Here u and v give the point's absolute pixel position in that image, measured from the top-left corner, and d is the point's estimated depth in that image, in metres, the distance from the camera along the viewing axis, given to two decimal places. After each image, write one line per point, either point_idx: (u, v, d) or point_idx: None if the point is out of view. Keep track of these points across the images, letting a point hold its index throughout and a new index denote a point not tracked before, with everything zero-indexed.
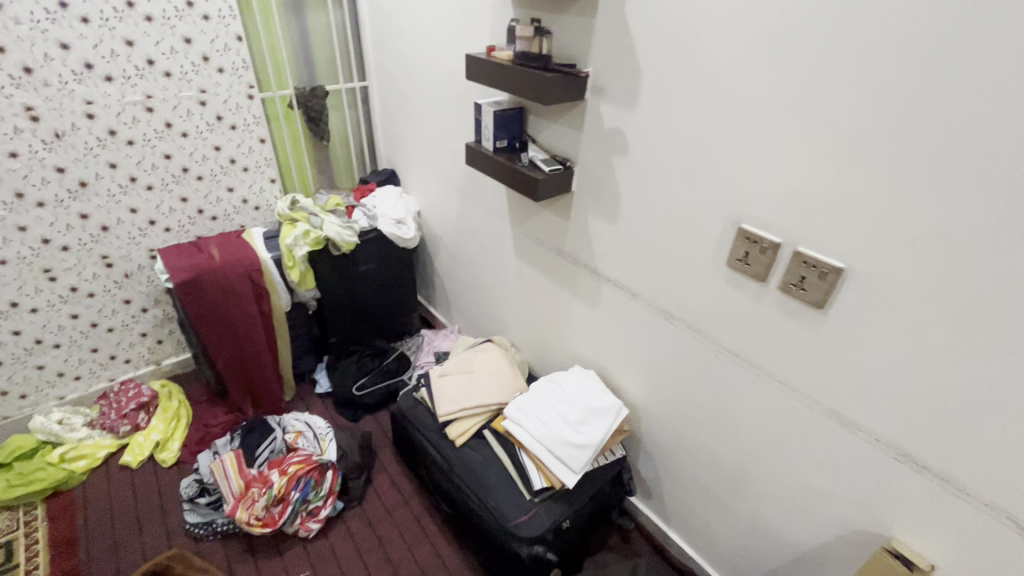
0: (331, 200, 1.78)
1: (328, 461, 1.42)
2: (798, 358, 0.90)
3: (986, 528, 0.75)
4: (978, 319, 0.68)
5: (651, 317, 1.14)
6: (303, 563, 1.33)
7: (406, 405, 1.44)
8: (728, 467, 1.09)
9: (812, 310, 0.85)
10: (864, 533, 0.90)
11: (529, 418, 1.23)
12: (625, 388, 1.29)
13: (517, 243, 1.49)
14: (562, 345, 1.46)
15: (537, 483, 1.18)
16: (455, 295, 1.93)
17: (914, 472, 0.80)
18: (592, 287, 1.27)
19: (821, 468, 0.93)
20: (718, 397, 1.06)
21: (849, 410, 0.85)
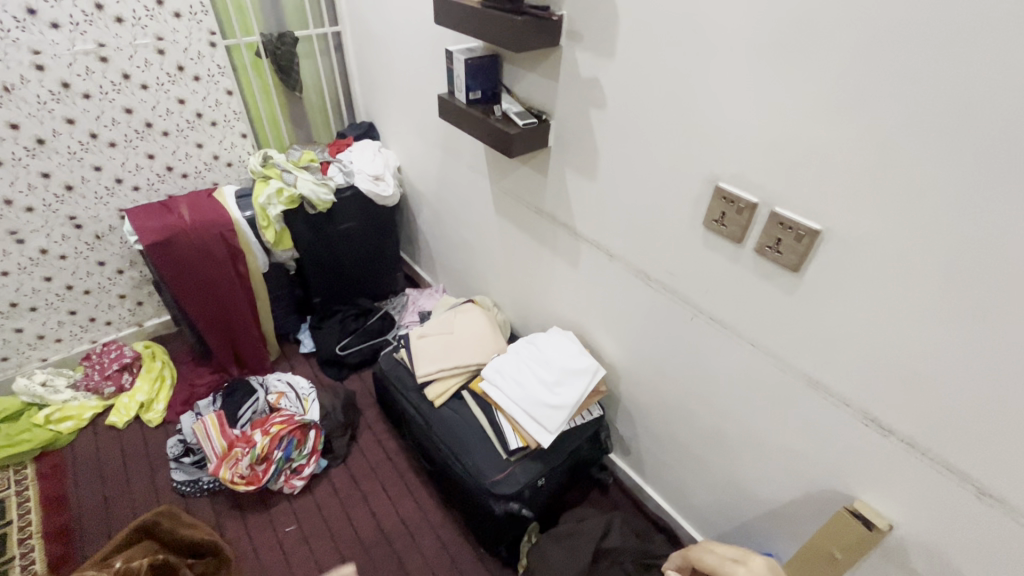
0: (305, 155, 1.71)
1: (310, 421, 1.44)
2: (771, 322, 0.88)
3: (949, 492, 0.75)
4: (954, 286, 0.65)
5: (629, 278, 1.11)
6: (289, 517, 1.37)
7: (386, 366, 1.44)
8: (703, 427, 1.10)
9: (787, 273, 0.82)
10: (829, 492, 0.91)
11: (505, 379, 1.23)
12: (604, 349, 1.28)
13: (496, 200, 1.44)
14: (543, 306, 1.44)
15: (513, 443, 1.19)
16: (439, 253, 1.90)
17: (880, 436, 0.80)
18: (571, 247, 1.23)
19: (793, 430, 0.92)
20: (695, 359, 1.05)
21: (819, 374, 0.84)
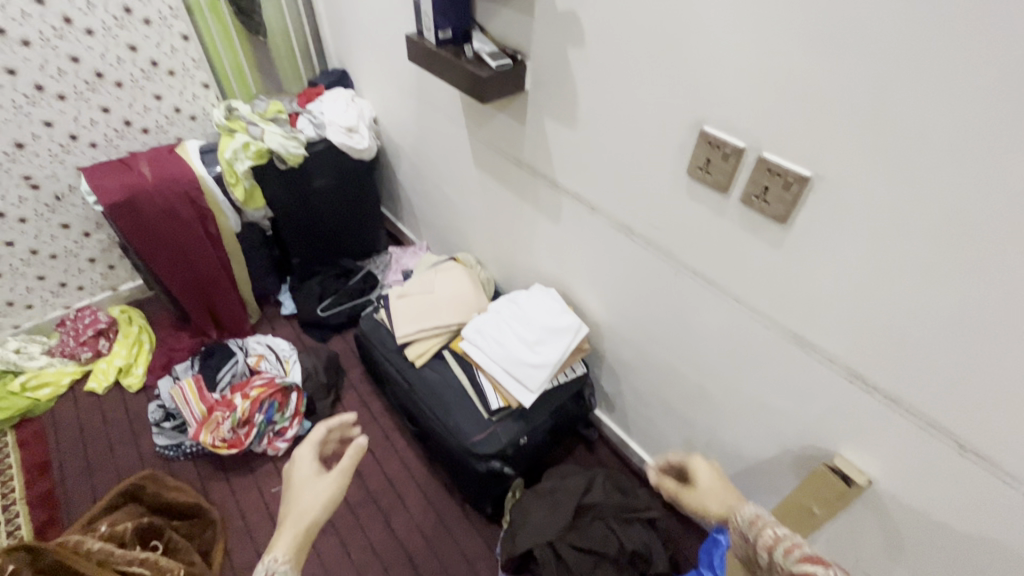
0: (271, 106, 1.61)
1: (291, 384, 1.42)
2: (757, 276, 0.83)
3: (930, 449, 0.73)
4: (950, 237, 0.60)
5: (611, 233, 1.06)
6: (274, 479, 1.37)
7: (366, 327, 1.40)
8: (686, 384, 1.08)
9: (773, 224, 0.77)
10: (810, 448, 0.90)
11: (485, 339, 1.21)
12: (587, 306, 1.24)
13: (476, 151, 1.35)
14: (526, 263, 1.39)
15: (493, 402, 1.17)
16: (421, 209, 1.82)
17: (864, 392, 0.77)
18: (552, 201, 1.17)
19: (775, 386, 0.90)
20: (679, 315, 1.01)
21: (804, 330, 0.81)
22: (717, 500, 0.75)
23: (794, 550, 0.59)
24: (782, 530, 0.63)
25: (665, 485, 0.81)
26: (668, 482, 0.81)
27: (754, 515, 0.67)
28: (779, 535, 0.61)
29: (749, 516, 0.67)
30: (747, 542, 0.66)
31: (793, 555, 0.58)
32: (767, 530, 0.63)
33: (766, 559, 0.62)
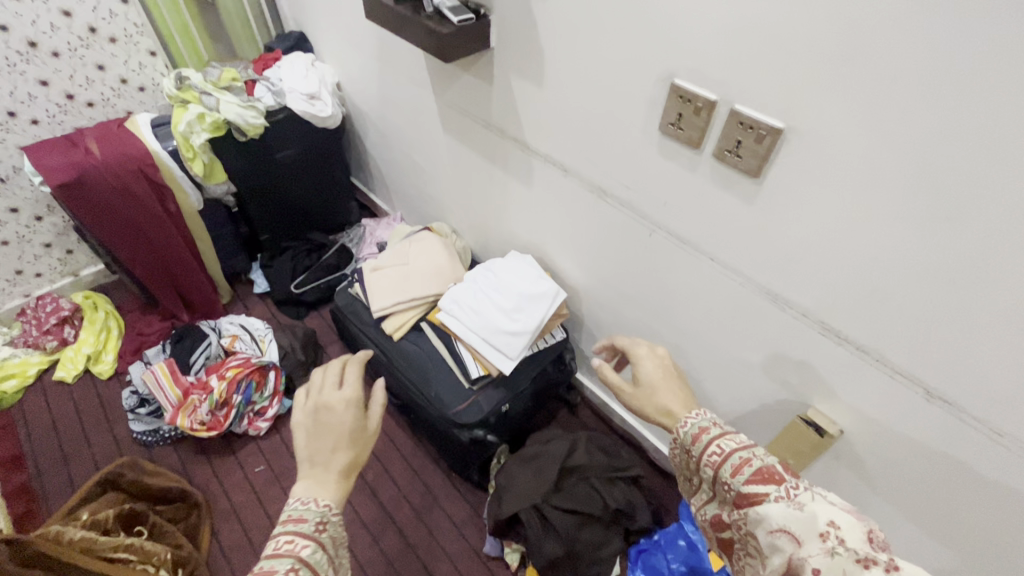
0: (225, 74, 1.52)
1: (268, 363, 1.39)
2: (730, 234, 0.82)
3: (901, 397, 0.74)
4: (922, 185, 0.60)
5: (585, 195, 1.03)
6: (257, 459, 1.36)
7: (342, 302, 1.38)
8: (664, 344, 1.08)
9: (746, 179, 0.75)
10: (785, 402, 0.92)
11: (462, 309, 1.19)
12: (564, 271, 1.23)
13: (444, 115, 1.30)
14: (500, 230, 1.37)
15: (473, 371, 1.16)
16: (392, 179, 1.77)
17: (837, 344, 0.78)
18: (524, 164, 1.14)
19: (749, 343, 0.91)
20: (655, 277, 1.00)
21: (777, 286, 0.81)
22: (652, 397, 0.75)
23: (744, 469, 0.60)
24: (727, 443, 0.64)
25: (611, 381, 0.80)
26: (616, 379, 0.80)
27: (698, 429, 0.67)
28: (727, 451, 0.63)
29: (692, 430, 0.67)
30: (688, 454, 0.68)
31: (742, 475, 0.60)
32: (712, 446, 0.64)
33: (709, 474, 0.64)
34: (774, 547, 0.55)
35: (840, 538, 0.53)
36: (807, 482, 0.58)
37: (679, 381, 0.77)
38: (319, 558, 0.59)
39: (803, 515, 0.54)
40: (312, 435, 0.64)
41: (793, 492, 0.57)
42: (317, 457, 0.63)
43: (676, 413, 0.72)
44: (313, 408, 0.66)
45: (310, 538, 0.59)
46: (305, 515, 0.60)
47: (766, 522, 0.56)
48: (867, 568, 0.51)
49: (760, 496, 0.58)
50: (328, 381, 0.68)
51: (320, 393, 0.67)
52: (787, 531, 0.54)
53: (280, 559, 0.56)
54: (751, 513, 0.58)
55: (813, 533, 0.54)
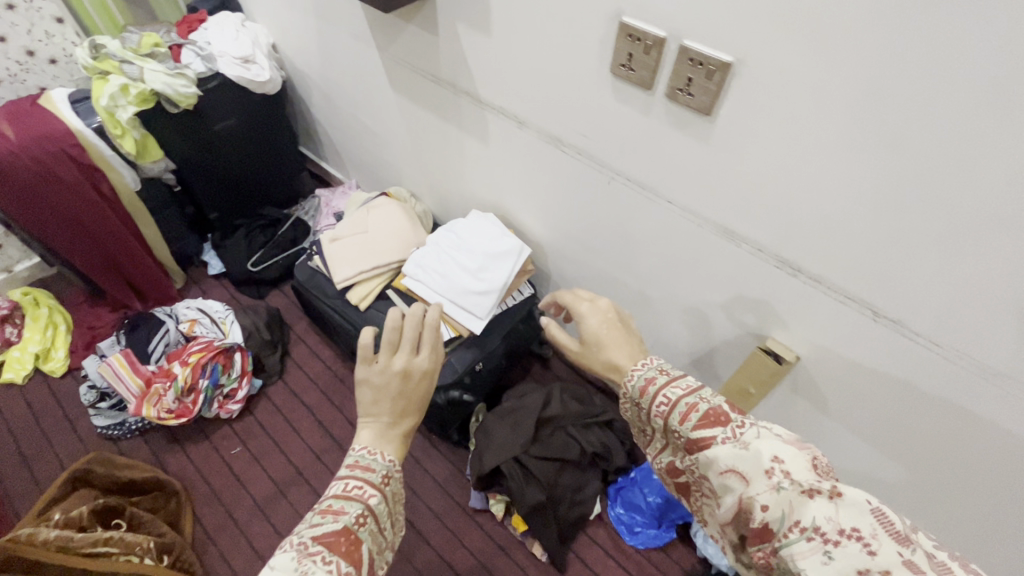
0: (145, 38, 1.38)
1: (232, 344, 1.35)
2: (685, 176, 0.83)
3: (850, 320, 0.78)
4: (866, 108, 0.61)
5: (541, 147, 1.01)
6: (232, 441, 1.34)
7: (303, 277, 1.34)
8: (629, 291, 1.10)
9: (699, 117, 0.75)
10: (746, 335, 0.95)
11: (427, 273, 1.17)
12: (527, 227, 1.22)
13: (390, 72, 1.24)
14: (459, 190, 1.34)
15: (445, 334, 1.16)
16: (343, 145, 1.69)
17: (790, 276, 0.81)
18: (477, 119, 1.10)
19: (709, 282, 0.93)
20: (616, 225, 1.00)
21: (733, 224, 0.82)
22: (599, 355, 0.76)
23: (691, 415, 0.63)
24: (673, 391, 0.66)
25: (559, 339, 0.82)
26: (564, 336, 0.82)
27: (645, 380, 0.69)
28: (673, 399, 0.65)
29: (640, 383, 0.70)
30: (638, 406, 0.71)
31: (690, 422, 0.63)
32: (660, 396, 0.67)
33: (660, 423, 0.67)
34: (725, 488, 0.57)
35: (784, 470, 0.53)
36: (751, 419, 0.61)
37: (625, 333, 0.77)
38: (382, 507, 0.63)
39: (748, 453, 0.56)
40: (384, 398, 0.65)
41: (739, 431, 0.59)
42: (384, 419, 0.66)
43: (623, 366, 0.73)
44: (386, 369, 0.66)
45: (376, 488, 0.63)
46: (372, 465, 0.64)
47: (716, 464, 0.58)
48: (813, 497, 0.51)
49: (708, 439, 0.61)
50: (405, 348, 0.68)
51: (397, 358, 0.66)
52: (735, 470, 0.56)
53: (350, 502, 0.61)
54: (702, 456, 0.60)
55: (758, 470, 0.55)
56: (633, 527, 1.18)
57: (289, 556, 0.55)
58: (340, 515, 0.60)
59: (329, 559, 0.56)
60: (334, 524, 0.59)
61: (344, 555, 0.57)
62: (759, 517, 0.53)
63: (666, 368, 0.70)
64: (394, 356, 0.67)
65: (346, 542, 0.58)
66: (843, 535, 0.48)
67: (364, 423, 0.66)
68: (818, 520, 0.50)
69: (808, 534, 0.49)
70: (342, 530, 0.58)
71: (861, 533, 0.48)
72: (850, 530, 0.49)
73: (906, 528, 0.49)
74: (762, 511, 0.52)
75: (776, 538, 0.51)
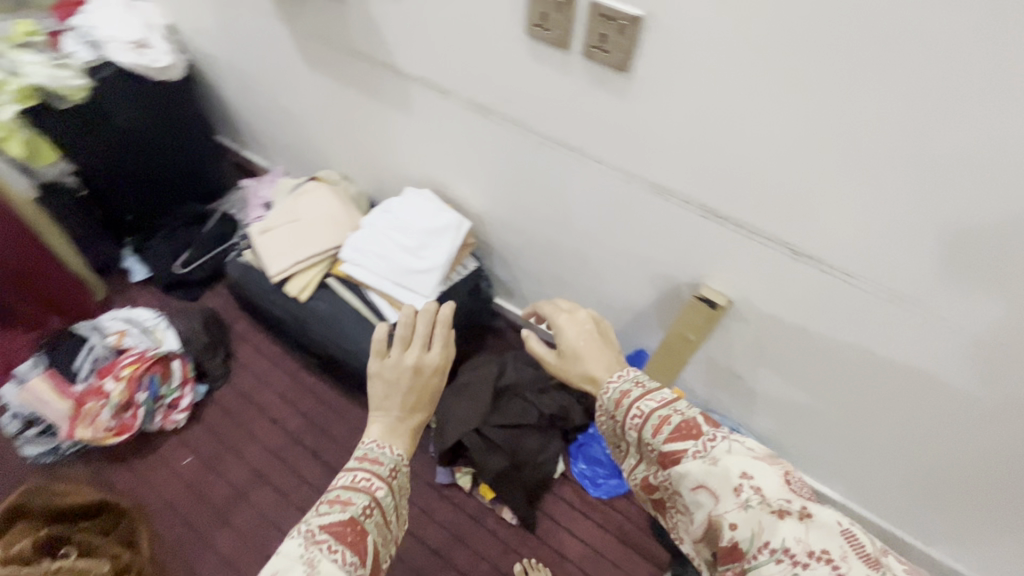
0: (17, 27, 1.28)
1: (168, 352, 1.28)
2: (610, 134, 0.83)
3: (773, 260, 0.83)
4: (769, 51, 0.63)
5: (468, 116, 0.99)
6: (183, 451, 1.29)
7: (236, 273, 1.28)
8: (570, 254, 1.11)
9: (616, 74, 0.76)
10: (683, 286, 0.99)
11: (366, 256, 1.15)
12: (464, 200, 1.20)
13: (303, 48, 1.17)
14: (391, 168, 1.29)
15: (392, 317, 1.14)
16: (263, 130, 1.60)
17: (716, 224, 0.84)
18: (399, 91, 1.06)
19: (644, 238, 0.95)
20: (550, 189, 1.00)
21: (661, 177, 0.84)
22: (576, 367, 0.72)
23: (663, 428, 0.60)
24: (647, 403, 0.63)
25: (534, 349, 0.78)
26: (540, 346, 0.78)
27: (620, 393, 0.66)
28: (646, 412, 0.62)
29: (615, 395, 0.66)
30: (612, 420, 0.67)
31: (661, 435, 0.60)
32: (633, 408, 0.63)
33: (633, 437, 0.64)
34: (697, 505, 0.56)
35: (754, 488, 0.53)
36: (724, 430, 0.58)
37: (605, 346, 0.73)
38: (388, 500, 0.64)
39: (717, 472, 0.55)
40: (394, 392, 0.67)
41: (710, 445, 0.57)
42: (394, 412, 0.67)
43: (599, 378, 0.69)
44: (397, 363, 0.69)
45: (383, 481, 0.64)
46: (380, 458, 0.65)
47: (687, 480, 0.57)
48: (783, 519, 0.52)
49: (679, 454, 0.58)
50: (417, 343, 0.71)
51: (409, 354, 0.69)
52: (706, 488, 0.55)
53: (357, 493, 0.61)
54: (674, 472, 0.58)
55: (728, 488, 0.54)
56: (596, 480, 1.23)
57: (296, 542, 0.56)
58: (347, 505, 0.60)
59: (335, 548, 0.56)
60: (340, 515, 0.59)
61: (350, 545, 0.57)
62: (728, 536, 0.53)
63: (641, 379, 0.67)
64: (405, 352, 0.70)
65: (352, 534, 0.58)
66: (811, 557, 0.50)
67: (373, 417, 0.68)
68: (788, 541, 0.51)
69: (778, 555, 0.50)
70: (348, 520, 0.59)
71: (828, 555, 0.50)
72: (819, 552, 0.50)
73: (875, 551, 0.51)
74: (731, 531, 0.52)
75: (746, 559, 0.52)
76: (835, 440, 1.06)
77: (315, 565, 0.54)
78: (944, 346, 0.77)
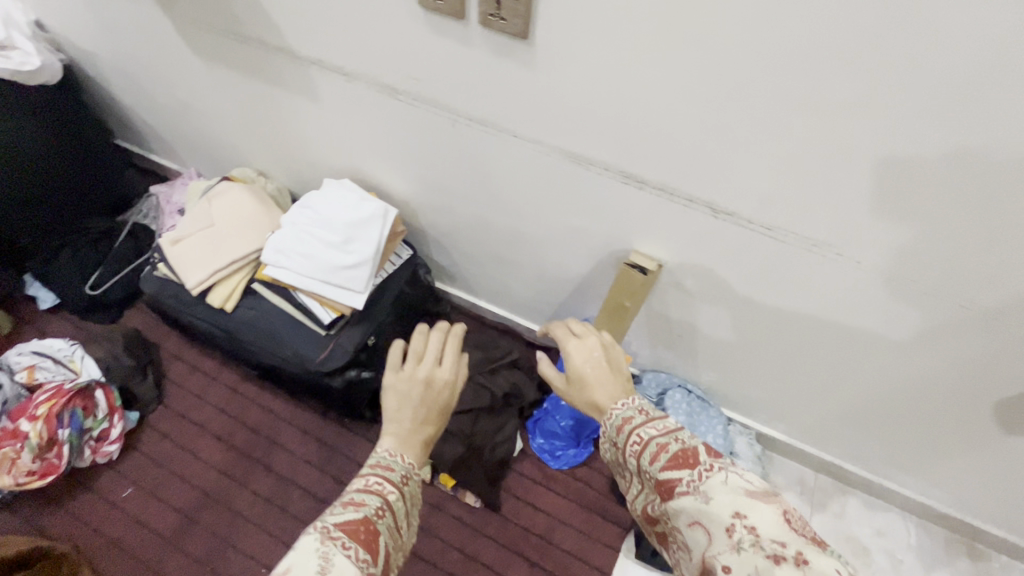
0: None
1: (89, 382, 1.18)
2: (522, 105, 0.80)
3: (695, 220, 0.83)
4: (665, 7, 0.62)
5: (376, 99, 0.94)
6: (122, 483, 1.21)
7: (152, 289, 1.19)
8: (503, 232, 1.09)
9: (518, 43, 0.72)
10: (615, 253, 0.98)
11: (290, 257, 1.08)
12: (388, 187, 1.15)
13: (191, 37, 1.07)
14: (308, 159, 1.22)
15: (326, 317, 1.09)
16: (166, 129, 1.47)
17: (638, 189, 0.83)
18: (299, 77, 0.99)
19: (570, 208, 0.94)
20: (473, 168, 0.97)
21: (578, 146, 0.82)
22: (582, 394, 0.72)
23: (661, 456, 0.59)
24: (648, 431, 0.63)
25: (545, 373, 0.78)
26: (552, 369, 0.78)
27: (622, 420, 0.66)
28: (645, 440, 0.62)
29: (617, 421, 0.66)
30: (615, 447, 0.67)
31: (659, 463, 0.59)
32: (634, 435, 0.64)
33: (634, 465, 0.63)
34: (694, 543, 0.54)
35: (747, 527, 0.50)
36: (723, 461, 0.56)
37: (612, 376, 0.71)
38: (400, 505, 0.61)
39: (710, 509, 0.53)
40: (407, 403, 0.66)
41: (705, 477, 0.55)
42: (406, 424, 0.66)
43: (604, 406, 0.69)
44: (411, 377, 0.69)
45: (395, 486, 0.62)
46: (392, 466, 0.63)
47: (683, 516, 0.55)
48: (779, 565, 0.47)
49: (674, 483, 0.57)
50: (428, 358, 0.70)
51: (421, 367, 0.69)
52: (701, 525, 0.53)
53: (370, 495, 0.59)
54: (671, 505, 0.57)
55: (721, 526, 0.51)
56: (555, 452, 1.24)
57: (312, 537, 0.53)
58: (360, 506, 0.58)
59: (349, 544, 0.54)
60: (354, 514, 0.57)
61: (364, 543, 0.55)
62: None
63: (645, 408, 0.66)
64: (418, 366, 0.70)
65: (366, 531, 0.56)
66: None
67: (385, 430, 0.66)
68: None
69: None
70: (361, 519, 0.56)
71: None
72: None
73: None
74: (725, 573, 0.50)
75: None
76: (775, 384, 1.10)
77: (328, 558, 0.51)
78: (860, 283, 0.80)
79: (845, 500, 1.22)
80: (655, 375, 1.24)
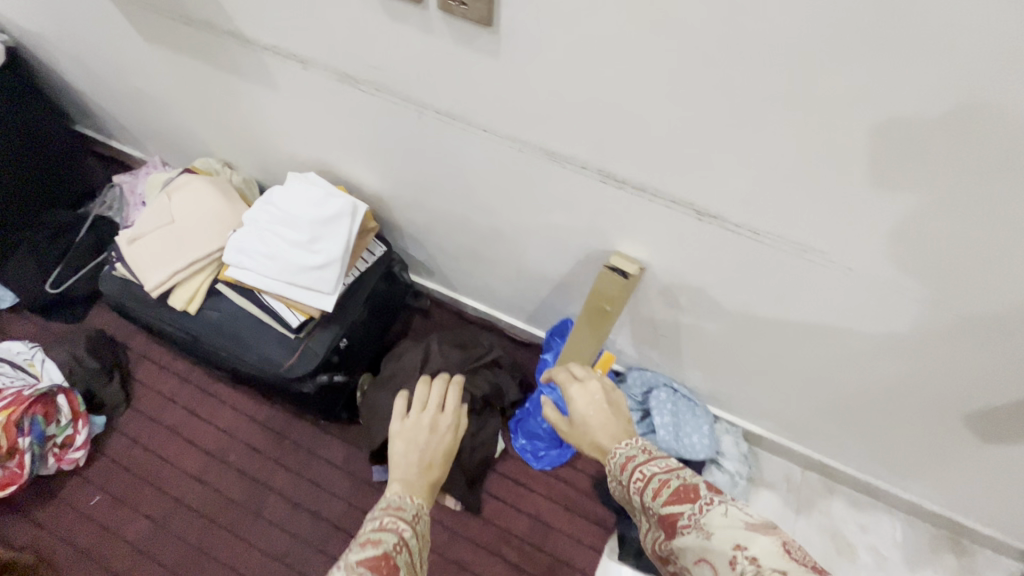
0: None
1: (51, 388, 1.12)
2: (491, 98, 0.74)
3: (679, 221, 0.78)
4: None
5: (337, 89, 0.87)
6: (89, 490, 1.18)
7: (112, 290, 1.13)
8: (480, 229, 1.03)
9: (481, 30, 0.65)
10: (596, 252, 0.93)
11: (253, 258, 1.02)
12: (357, 180, 1.08)
13: (137, 19, 0.98)
14: (272, 150, 1.14)
15: (294, 320, 1.03)
16: (124, 115, 1.38)
17: (618, 189, 0.78)
18: (255, 63, 0.91)
19: (547, 206, 0.88)
20: (443, 163, 0.90)
21: (552, 142, 0.76)
22: (586, 436, 0.72)
23: (662, 491, 0.58)
24: (649, 468, 0.61)
25: (551, 415, 0.79)
26: (555, 413, 0.78)
27: (626, 458, 0.65)
28: (648, 476, 0.60)
29: (621, 460, 0.65)
30: (620, 486, 0.65)
31: (660, 498, 0.58)
32: (636, 472, 0.62)
33: (638, 504, 0.61)
34: None
35: (749, 558, 0.48)
36: (723, 495, 0.54)
37: (616, 419, 0.71)
38: (415, 543, 0.61)
39: (711, 544, 0.51)
40: (413, 444, 0.77)
41: (705, 509, 0.53)
42: (413, 464, 0.73)
43: (607, 447, 0.69)
44: (416, 423, 0.82)
45: (407, 524, 0.62)
46: (403, 505, 0.65)
47: (685, 553, 0.53)
48: None
49: (675, 518, 0.55)
50: (430, 408, 0.85)
51: (425, 414, 0.83)
52: (705, 562, 0.51)
53: (388, 533, 0.59)
54: (673, 541, 0.55)
55: (723, 561, 0.49)
56: (538, 452, 1.21)
57: None
58: (377, 543, 0.57)
59: None
60: (373, 551, 0.55)
61: None
62: None
63: (649, 447, 0.65)
64: (422, 414, 0.84)
65: (387, 566, 0.54)
66: None
67: (393, 475, 0.72)
68: None
69: None
70: (381, 555, 0.55)
71: None
72: None
73: None
74: None
75: None
76: (763, 385, 1.06)
77: None
78: (852, 288, 0.75)
79: (832, 499, 1.21)
80: (640, 373, 1.20)
